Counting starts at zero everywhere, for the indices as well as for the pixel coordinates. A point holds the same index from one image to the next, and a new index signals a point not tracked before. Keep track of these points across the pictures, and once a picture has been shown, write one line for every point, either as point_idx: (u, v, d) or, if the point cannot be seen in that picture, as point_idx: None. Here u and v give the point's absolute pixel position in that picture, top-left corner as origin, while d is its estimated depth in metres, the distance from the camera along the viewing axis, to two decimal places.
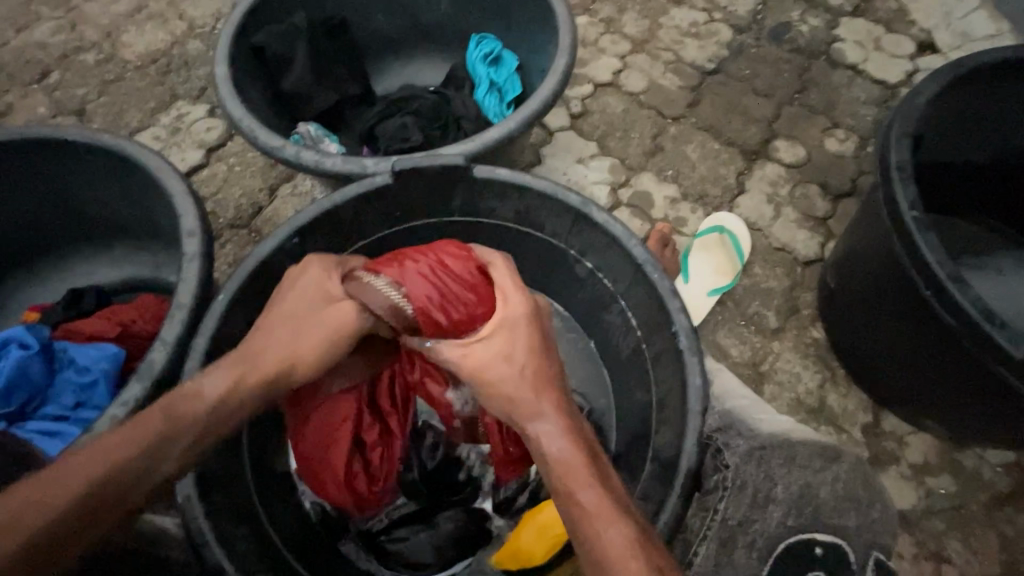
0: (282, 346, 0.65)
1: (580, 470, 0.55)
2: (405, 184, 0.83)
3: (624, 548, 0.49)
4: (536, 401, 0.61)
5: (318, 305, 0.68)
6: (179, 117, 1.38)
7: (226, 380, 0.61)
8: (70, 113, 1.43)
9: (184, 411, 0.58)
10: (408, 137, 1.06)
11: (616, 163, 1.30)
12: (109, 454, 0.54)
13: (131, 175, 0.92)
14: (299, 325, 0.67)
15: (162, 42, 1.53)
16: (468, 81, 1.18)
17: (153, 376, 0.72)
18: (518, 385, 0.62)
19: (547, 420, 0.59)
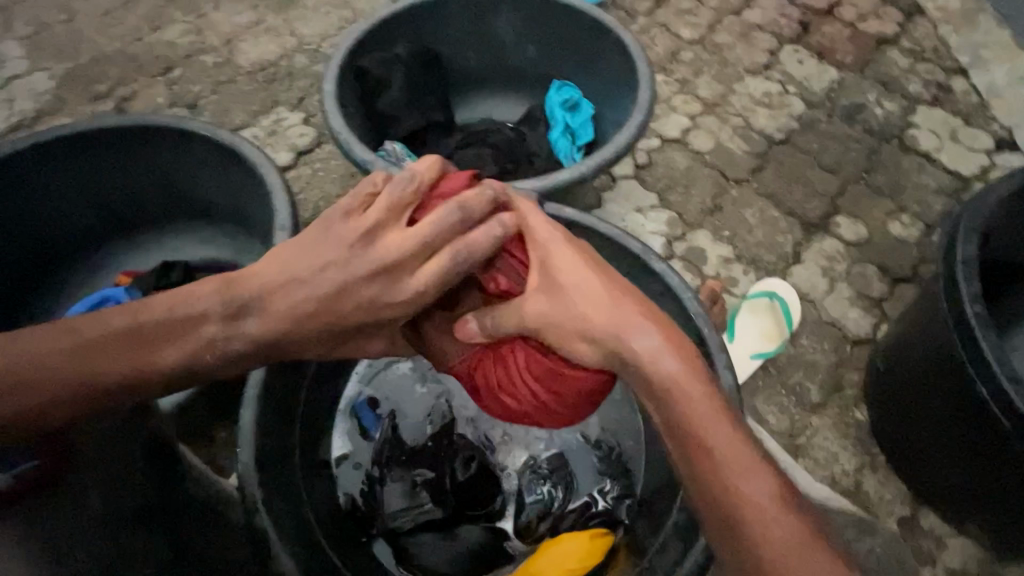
0: (324, 273, 0.60)
1: (709, 410, 0.56)
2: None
3: (783, 517, 0.52)
4: (626, 318, 0.61)
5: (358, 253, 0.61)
6: (276, 121, 1.52)
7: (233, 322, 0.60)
8: (185, 105, 1.59)
9: (196, 335, 0.60)
10: (483, 167, 1.14)
11: (674, 216, 1.33)
12: (128, 362, 0.56)
13: (238, 170, 1.03)
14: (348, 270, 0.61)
15: (273, 53, 1.70)
16: (544, 122, 1.27)
17: None
18: (617, 311, 0.61)
19: (651, 338, 0.59)
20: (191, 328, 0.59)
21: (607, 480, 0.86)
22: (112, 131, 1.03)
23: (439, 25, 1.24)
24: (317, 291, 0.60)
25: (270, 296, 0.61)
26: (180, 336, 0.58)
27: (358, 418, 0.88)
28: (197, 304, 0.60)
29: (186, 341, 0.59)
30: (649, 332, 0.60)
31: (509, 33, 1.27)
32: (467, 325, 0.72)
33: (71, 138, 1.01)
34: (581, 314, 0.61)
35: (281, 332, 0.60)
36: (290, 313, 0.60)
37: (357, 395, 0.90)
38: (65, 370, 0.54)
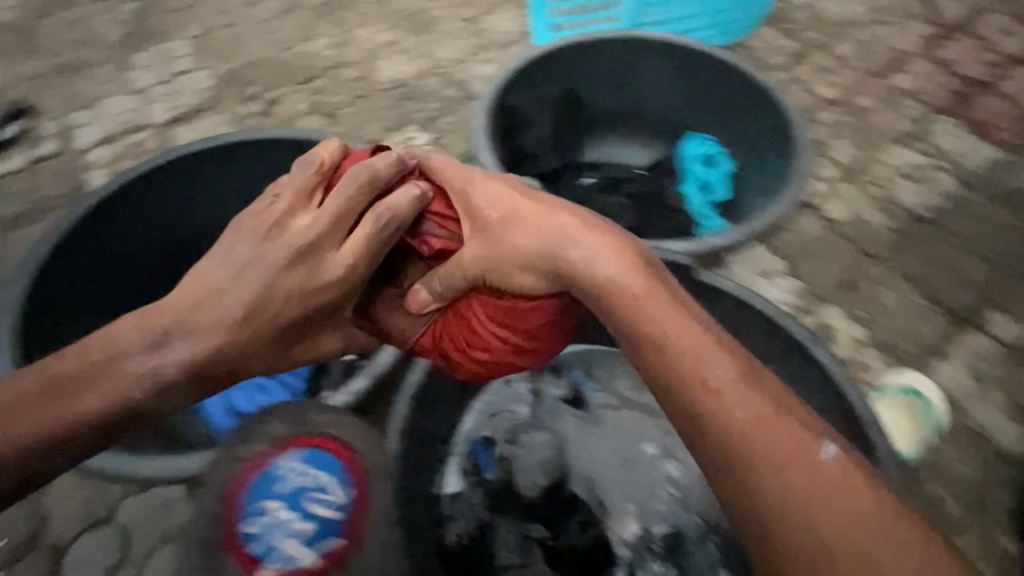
0: (248, 286, 0.71)
1: (652, 305, 0.67)
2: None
3: (757, 406, 0.60)
4: (558, 232, 0.71)
5: (256, 265, 0.72)
6: (407, 140, 1.58)
7: (177, 347, 0.69)
8: (324, 115, 1.68)
9: (109, 369, 0.68)
10: (621, 216, 1.11)
11: (803, 287, 1.25)
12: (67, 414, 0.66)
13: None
14: (250, 271, 0.72)
15: (408, 72, 1.77)
16: (676, 173, 1.24)
17: None
18: (555, 229, 0.72)
19: (582, 249, 0.70)
20: (116, 369, 0.68)
21: (722, 568, 0.82)
22: (289, 141, 1.09)
23: (587, 68, 1.24)
24: (229, 306, 0.70)
25: (193, 324, 0.70)
26: (113, 358, 0.68)
27: (473, 457, 0.89)
28: (124, 343, 0.69)
29: (112, 382, 0.67)
30: (597, 249, 0.70)
31: (654, 82, 1.26)
32: (418, 294, 0.80)
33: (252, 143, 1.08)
34: (518, 241, 0.71)
35: (218, 338, 0.70)
36: (221, 321, 0.70)
37: (473, 431, 0.90)
38: (64, 410, 0.66)
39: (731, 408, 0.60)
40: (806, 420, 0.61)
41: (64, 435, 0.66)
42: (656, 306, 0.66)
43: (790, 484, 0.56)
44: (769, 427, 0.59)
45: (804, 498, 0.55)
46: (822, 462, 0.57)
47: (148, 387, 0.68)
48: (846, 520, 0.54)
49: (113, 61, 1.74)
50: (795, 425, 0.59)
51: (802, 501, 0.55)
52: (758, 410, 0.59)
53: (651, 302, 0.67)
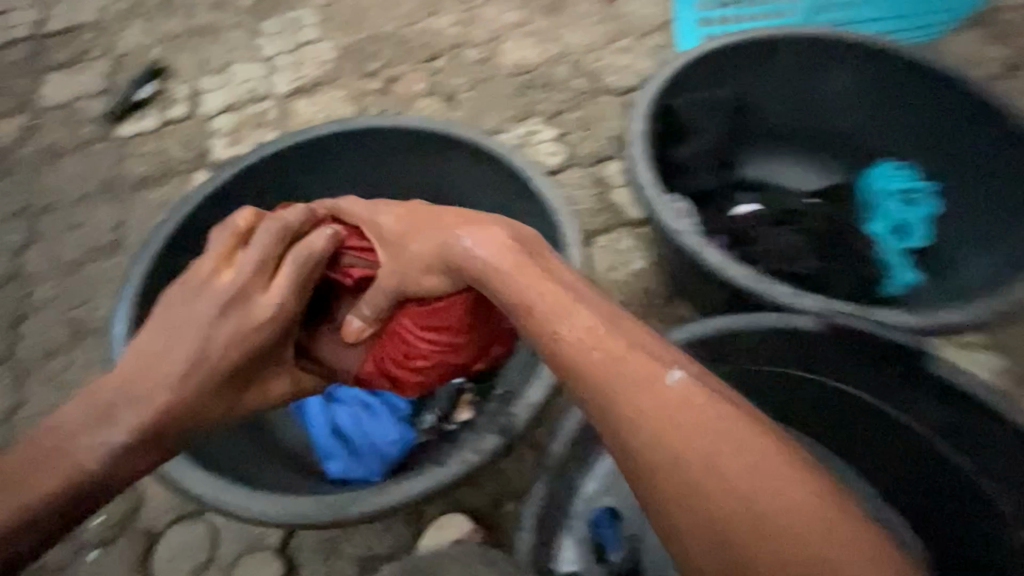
0: (179, 340, 0.62)
1: (580, 323, 0.57)
2: (832, 340, 0.73)
3: (616, 342, 0.55)
4: (454, 228, 0.68)
5: (191, 320, 0.63)
6: (529, 133, 1.44)
7: (120, 419, 0.57)
8: (443, 97, 1.58)
9: (66, 444, 0.56)
10: (801, 260, 0.89)
11: (1010, 368, 0.99)
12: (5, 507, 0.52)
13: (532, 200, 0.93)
14: (185, 325, 0.63)
15: (535, 58, 1.62)
16: (860, 206, 1.02)
17: (508, 432, 0.69)
18: (445, 226, 0.69)
19: (473, 239, 0.66)
20: (63, 451, 0.55)
21: None
22: (417, 131, 0.98)
23: (764, 72, 1.04)
24: (166, 364, 0.61)
25: (138, 386, 0.59)
26: (56, 449, 0.55)
27: (594, 528, 0.78)
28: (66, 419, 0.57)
29: (61, 465, 0.55)
30: (491, 241, 0.65)
31: (841, 95, 1.05)
32: (351, 323, 0.75)
33: (378, 131, 0.98)
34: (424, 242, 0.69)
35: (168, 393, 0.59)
36: (168, 377, 0.60)
37: (595, 501, 0.79)
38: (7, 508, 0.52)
39: (585, 345, 0.55)
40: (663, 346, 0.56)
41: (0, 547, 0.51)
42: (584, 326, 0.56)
43: (647, 414, 0.50)
44: (623, 361, 0.54)
45: (661, 426, 0.49)
46: (667, 388, 0.51)
47: (90, 468, 0.55)
48: (702, 438, 0.48)
49: (244, 27, 1.73)
50: (645, 357, 0.54)
51: (654, 429, 0.50)
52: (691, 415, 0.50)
53: (573, 323, 0.57)
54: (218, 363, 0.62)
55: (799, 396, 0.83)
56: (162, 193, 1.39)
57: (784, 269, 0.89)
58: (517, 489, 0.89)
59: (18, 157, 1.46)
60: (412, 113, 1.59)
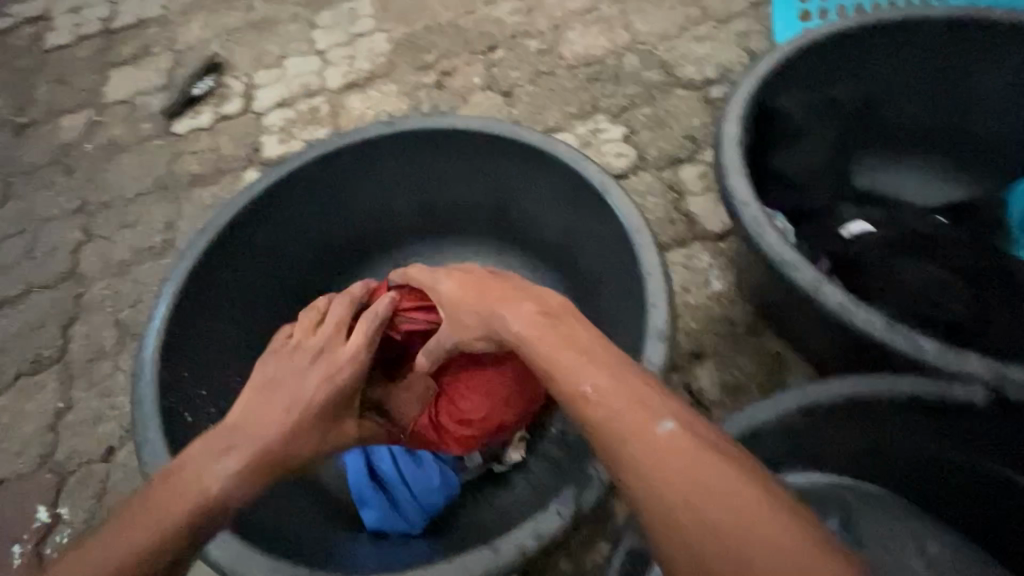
0: (282, 381, 0.60)
1: (585, 367, 0.50)
2: (984, 413, 0.58)
3: (618, 396, 0.48)
4: (495, 297, 0.60)
5: (291, 366, 0.61)
6: (593, 132, 1.31)
7: (234, 452, 0.53)
8: (500, 92, 1.47)
9: (188, 479, 0.50)
10: (937, 296, 0.72)
11: None
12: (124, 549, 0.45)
13: (598, 214, 0.80)
14: (288, 369, 0.61)
15: (601, 48, 1.48)
16: (1008, 228, 0.82)
17: (575, 514, 0.53)
18: (493, 292, 0.61)
19: (518, 309, 0.57)
20: (180, 482, 0.50)
21: None
22: (473, 134, 0.87)
23: (889, 61, 0.86)
24: (274, 402, 0.58)
25: (249, 420, 0.56)
26: (176, 488, 0.50)
27: None
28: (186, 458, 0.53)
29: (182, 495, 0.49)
30: (532, 313, 0.57)
31: (989, 90, 0.87)
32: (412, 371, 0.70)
33: (430, 133, 0.88)
34: (463, 312, 0.63)
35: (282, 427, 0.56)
36: (274, 412, 0.57)
37: None
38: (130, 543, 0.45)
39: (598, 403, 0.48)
40: (662, 391, 0.49)
41: None
42: (591, 367, 0.50)
43: (635, 460, 0.44)
44: (621, 415, 0.47)
45: (651, 481, 0.43)
46: (660, 441, 0.44)
47: (214, 499, 0.50)
48: (688, 488, 0.42)
49: (299, 20, 1.68)
50: (641, 406, 0.47)
51: (644, 479, 0.44)
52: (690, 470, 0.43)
53: (597, 372, 0.50)
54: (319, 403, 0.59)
55: (931, 472, 0.67)
56: (214, 191, 1.36)
57: (914, 305, 0.72)
58: (576, 545, 0.78)
59: (82, 153, 1.47)
60: (468, 109, 1.48)
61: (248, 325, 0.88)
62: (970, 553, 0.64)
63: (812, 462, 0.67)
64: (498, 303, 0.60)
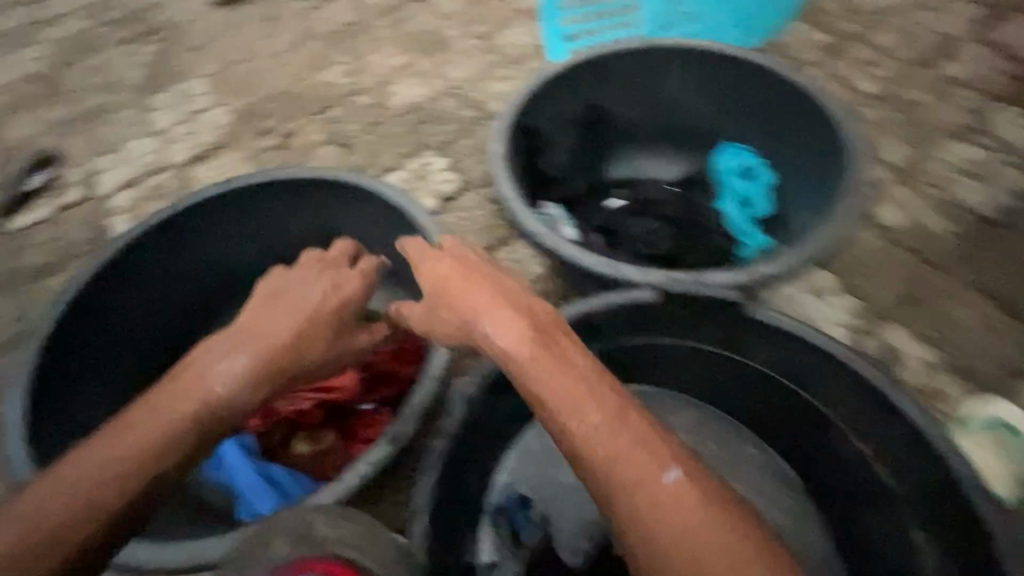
0: (289, 301, 0.78)
1: (583, 406, 0.59)
2: (668, 306, 0.82)
3: (630, 445, 0.58)
4: (478, 306, 0.67)
5: (291, 297, 0.79)
6: (422, 165, 1.53)
7: (242, 360, 0.71)
8: (339, 144, 1.65)
9: (195, 385, 0.69)
10: (656, 241, 1.02)
11: (860, 305, 1.13)
12: (135, 440, 0.64)
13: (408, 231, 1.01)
14: (296, 296, 0.79)
15: (422, 96, 1.73)
16: (713, 189, 1.14)
17: (399, 443, 0.70)
18: (485, 296, 0.69)
19: (499, 325, 0.66)
20: (194, 388, 0.69)
21: None
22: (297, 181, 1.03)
23: (607, 81, 1.15)
24: (282, 322, 0.76)
25: (254, 339, 0.74)
26: (186, 396, 0.68)
27: (507, 521, 0.78)
28: (197, 358, 0.72)
29: (193, 397, 0.68)
30: (514, 322, 0.65)
31: (680, 90, 1.16)
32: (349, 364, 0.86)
33: (257, 187, 1.03)
34: (445, 318, 0.71)
35: (282, 341, 0.74)
36: (276, 330, 0.75)
37: (506, 490, 0.81)
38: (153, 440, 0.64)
39: (598, 442, 0.58)
40: (661, 438, 0.59)
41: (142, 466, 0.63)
42: (579, 395, 0.60)
43: (645, 521, 0.55)
44: (625, 458, 0.57)
45: (658, 534, 0.55)
46: (667, 487, 0.55)
47: (219, 404, 0.68)
48: (686, 538, 0.54)
49: (133, 105, 1.74)
50: (645, 459, 0.57)
51: (651, 533, 0.55)
52: (688, 520, 0.55)
53: (584, 399, 0.60)
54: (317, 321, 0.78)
55: (671, 363, 0.91)
56: (64, 279, 1.38)
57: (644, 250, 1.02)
58: None
59: None
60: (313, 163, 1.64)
61: (107, 386, 1.01)
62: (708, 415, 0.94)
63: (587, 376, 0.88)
64: (502, 308, 0.67)
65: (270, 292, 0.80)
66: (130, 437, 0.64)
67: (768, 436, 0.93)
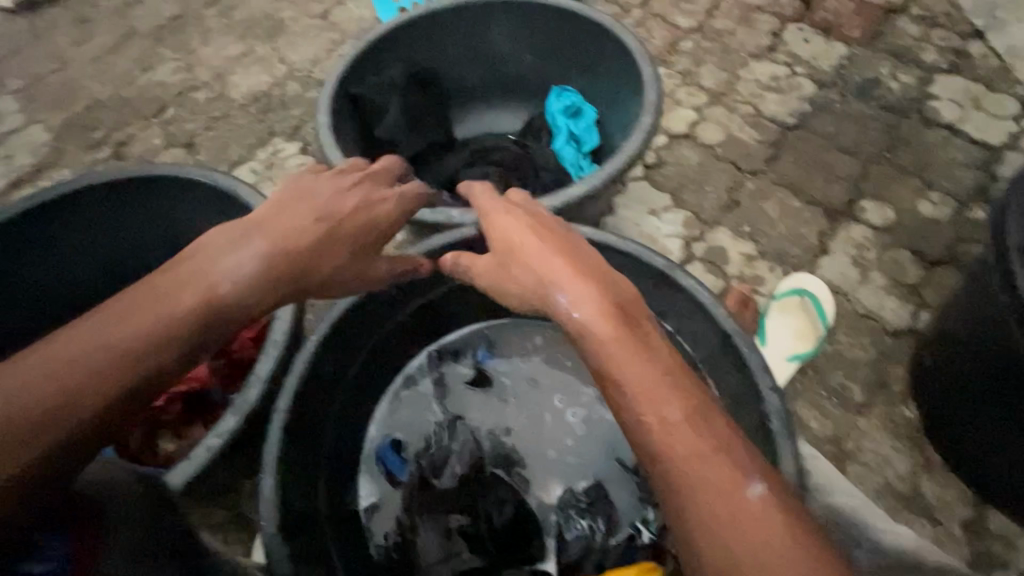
0: (307, 194, 0.69)
1: (643, 375, 0.52)
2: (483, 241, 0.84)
3: (680, 428, 0.49)
4: (554, 272, 0.62)
5: (318, 198, 0.69)
6: (274, 154, 1.49)
7: (256, 262, 0.61)
8: (181, 145, 1.56)
9: (200, 277, 0.58)
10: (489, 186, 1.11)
11: (690, 217, 1.27)
12: (118, 335, 0.51)
13: (238, 213, 0.97)
14: (331, 200, 0.70)
15: (265, 83, 1.66)
16: (546, 131, 1.21)
17: (246, 410, 0.69)
18: (552, 258, 0.63)
19: (569, 290, 0.60)
20: (201, 280, 0.58)
21: (649, 508, 0.80)
22: (117, 183, 0.98)
23: (426, 38, 1.17)
24: (314, 223, 0.67)
25: (281, 234, 0.64)
26: (186, 286, 0.57)
27: (383, 464, 0.84)
28: (208, 249, 0.61)
29: (197, 290, 0.57)
30: (590, 289, 0.59)
31: (502, 40, 1.21)
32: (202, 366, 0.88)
33: (71, 197, 0.96)
34: (507, 282, 0.67)
35: (303, 243, 0.65)
36: (303, 232, 0.66)
37: (381, 437, 0.86)
38: (142, 336, 0.52)
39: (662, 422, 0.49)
40: (745, 447, 0.49)
41: (121, 366, 0.50)
42: (655, 376, 0.52)
43: (714, 534, 0.44)
44: (705, 457, 0.47)
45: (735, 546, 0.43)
46: (751, 504, 0.44)
47: (219, 303, 0.58)
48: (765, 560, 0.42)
49: None
50: (729, 463, 0.47)
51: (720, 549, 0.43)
52: (776, 542, 0.43)
53: (658, 375, 0.52)
54: (345, 230, 0.69)
55: None
56: None
57: None
58: None
59: None
60: None
61: None
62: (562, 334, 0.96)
63: (433, 321, 0.91)
64: (584, 276, 0.60)
65: (299, 189, 0.70)
66: (115, 328, 0.51)
67: None
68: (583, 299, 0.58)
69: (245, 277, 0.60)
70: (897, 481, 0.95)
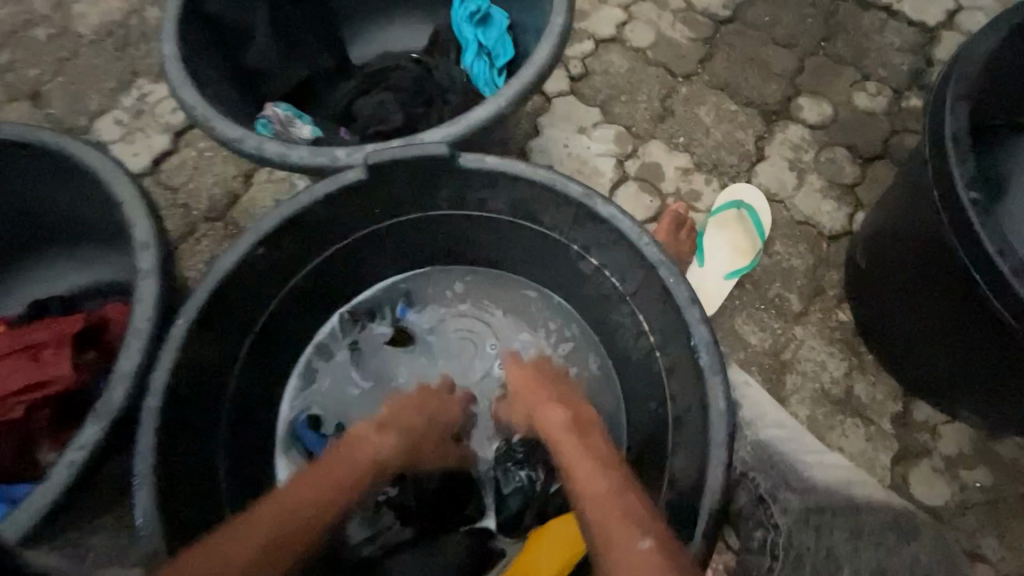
0: (427, 391, 0.78)
1: (590, 467, 0.59)
2: (375, 183, 0.71)
3: (603, 495, 0.56)
4: (545, 406, 0.69)
5: (435, 400, 0.77)
6: (142, 98, 1.26)
7: (394, 445, 0.70)
8: (26, 97, 1.30)
9: (359, 455, 0.68)
10: (386, 116, 0.96)
11: (621, 131, 1.17)
12: (309, 494, 0.62)
13: (77, 174, 0.79)
14: (437, 395, 0.78)
15: (117, 11, 1.37)
16: (455, 45, 1.04)
17: (112, 415, 0.60)
18: (548, 399, 0.70)
19: (555, 410, 0.68)
20: (356, 455, 0.68)
21: None
22: None
23: None
24: (419, 403, 0.75)
25: (405, 422, 0.73)
26: (350, 457, 0.67)
27: (303, 443, 0.78)
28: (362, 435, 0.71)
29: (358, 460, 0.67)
30: (566, 414, 0.68)
31: None
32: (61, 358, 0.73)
33: None
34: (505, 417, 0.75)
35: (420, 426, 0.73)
36: (424, 419, 0.74)
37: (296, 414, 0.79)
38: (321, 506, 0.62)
39: (601, 522, 0.53)
40: (653, 513, 0.55)
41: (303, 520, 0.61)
42: (592, 466, 0.59)
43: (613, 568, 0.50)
44: (613, 517, 0.53)
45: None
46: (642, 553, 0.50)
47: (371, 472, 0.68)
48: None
49: None
50: (629, 515, 0.53)
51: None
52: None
53: (601, 466, 0.60)
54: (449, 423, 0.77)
55: (424, 241, 0.83)
56: None
57: (384, 130, 0.95)
58: None
59: None
60: None
61: None
62: (489, 274, 0.87)
63: (335, 281, 0.81)
64: (564, 406, 0.69)
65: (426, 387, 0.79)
66: (306, 484, 0.63)
67: (545, 277, 0.84)
68: (560, 425, 0.66)
69: (386, 466, 0.70)
70: (831, 385, 0.96)
